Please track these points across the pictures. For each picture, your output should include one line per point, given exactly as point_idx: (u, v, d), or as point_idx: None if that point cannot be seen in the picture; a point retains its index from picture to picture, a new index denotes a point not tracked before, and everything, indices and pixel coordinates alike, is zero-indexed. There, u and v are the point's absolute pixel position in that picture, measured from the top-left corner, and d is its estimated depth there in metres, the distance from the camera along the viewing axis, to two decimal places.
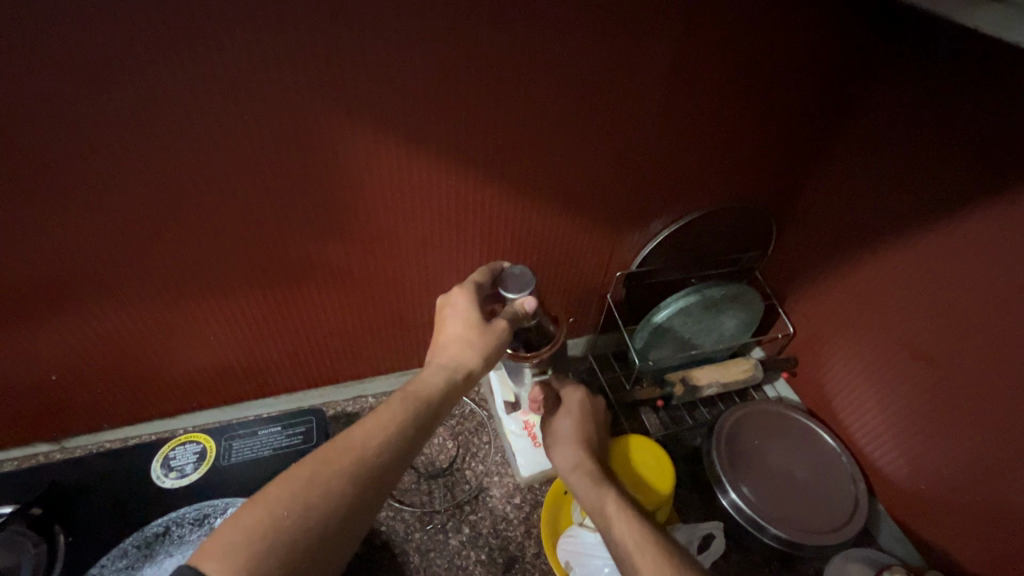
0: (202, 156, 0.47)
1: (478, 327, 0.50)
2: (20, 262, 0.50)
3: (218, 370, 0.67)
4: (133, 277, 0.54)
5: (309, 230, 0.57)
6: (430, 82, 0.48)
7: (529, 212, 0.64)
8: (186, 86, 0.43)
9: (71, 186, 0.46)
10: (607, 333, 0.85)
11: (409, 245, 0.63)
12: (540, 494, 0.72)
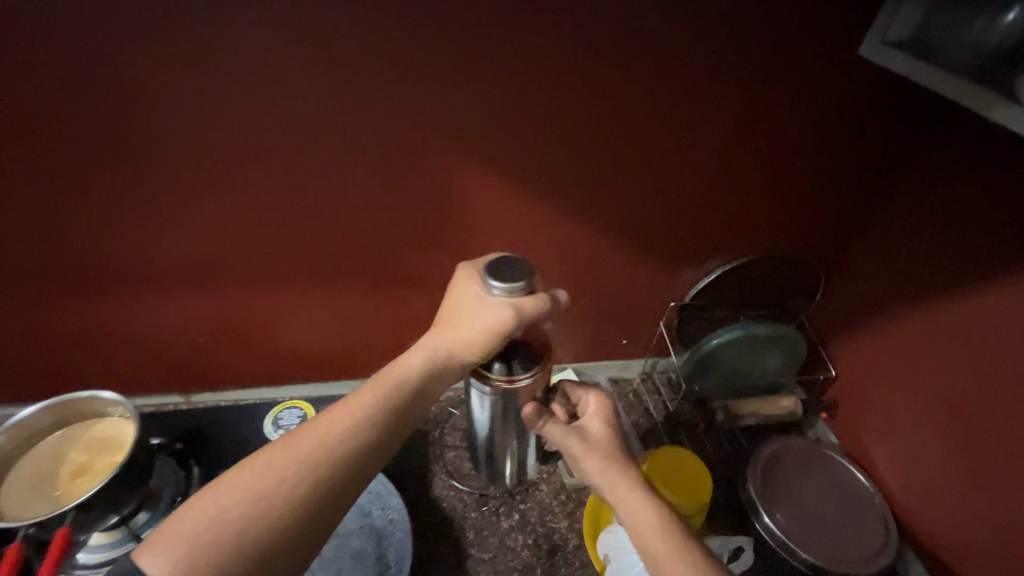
0: (355, 167, 0.61)
1: (456, 336, 0.55)
2: (208, 236, 0.65)
3: (323, 347, 0.80)
4: (281, 258, 0.68)
5: (417, 236, 0.69)
6: (534, 122, 0.61)
7: (597, 238, 0.74)
8: (358, 112, 0.57)
9: (257, 177, 0.61)
10: (656, 361, 0.92)
11: (494, 258, 0.74)
12: (584, 494, 0.79)
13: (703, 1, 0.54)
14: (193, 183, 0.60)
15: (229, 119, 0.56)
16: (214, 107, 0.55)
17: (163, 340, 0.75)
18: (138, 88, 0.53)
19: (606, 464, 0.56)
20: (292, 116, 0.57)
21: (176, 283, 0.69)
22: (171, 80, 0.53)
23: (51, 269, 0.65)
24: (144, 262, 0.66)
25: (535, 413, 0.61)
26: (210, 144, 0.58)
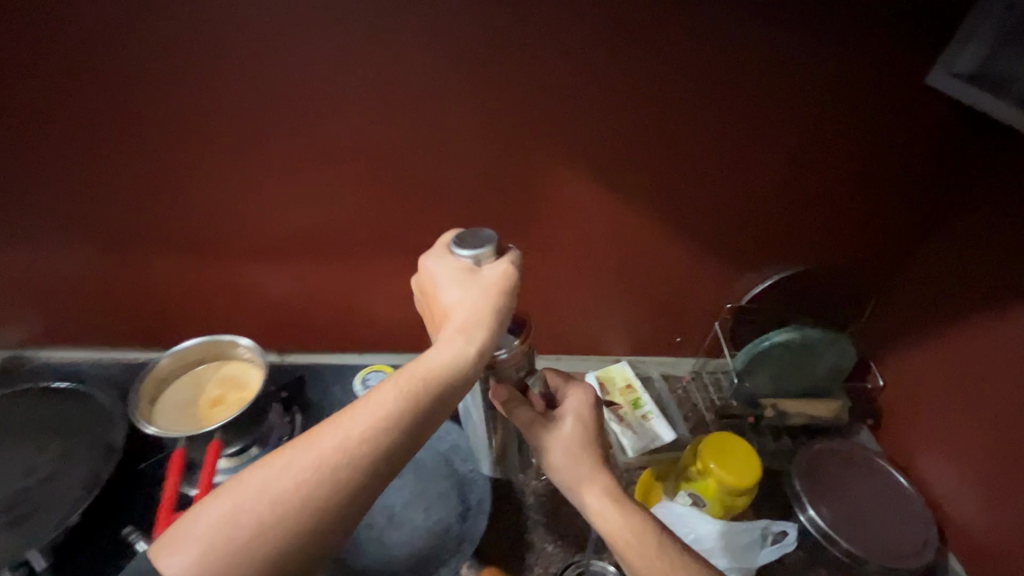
0: (461, 158, 0.71)
1: (469, 317, 0.47)
2: (328, 211, 0.75)
3: (406, 319, 0.89)
4: (384, 235, 0.78)
5: (505, 222, 0.78)
6: (620, 127, 0.69)
7: (664, 237, 0.81)
8: (471, 110, 0.67)
9: (380, 159, 0.70)
10: (708, 361, 0.98)
11: (569, 249, 0.82)
12: (635, 475, 0.85)
13: (782, 26, 0.62)
14: (326, 160, 0.70)
15: (367, 107, 0.66)
16: (357, 95, 0.65)
17: (272, 302, 0.85)
18: (299, 76, 0.63)
19: (581, 466, 0.56)
20: (419, 107, 0.66)
21: (294, 251, 0.79)
22: (328, 70, 0.63)
23: (196, 228, 0.76)
24: (271, 228, 0.76)
25: (510, 399, 0.60)
26: (348, 127, 0.68)
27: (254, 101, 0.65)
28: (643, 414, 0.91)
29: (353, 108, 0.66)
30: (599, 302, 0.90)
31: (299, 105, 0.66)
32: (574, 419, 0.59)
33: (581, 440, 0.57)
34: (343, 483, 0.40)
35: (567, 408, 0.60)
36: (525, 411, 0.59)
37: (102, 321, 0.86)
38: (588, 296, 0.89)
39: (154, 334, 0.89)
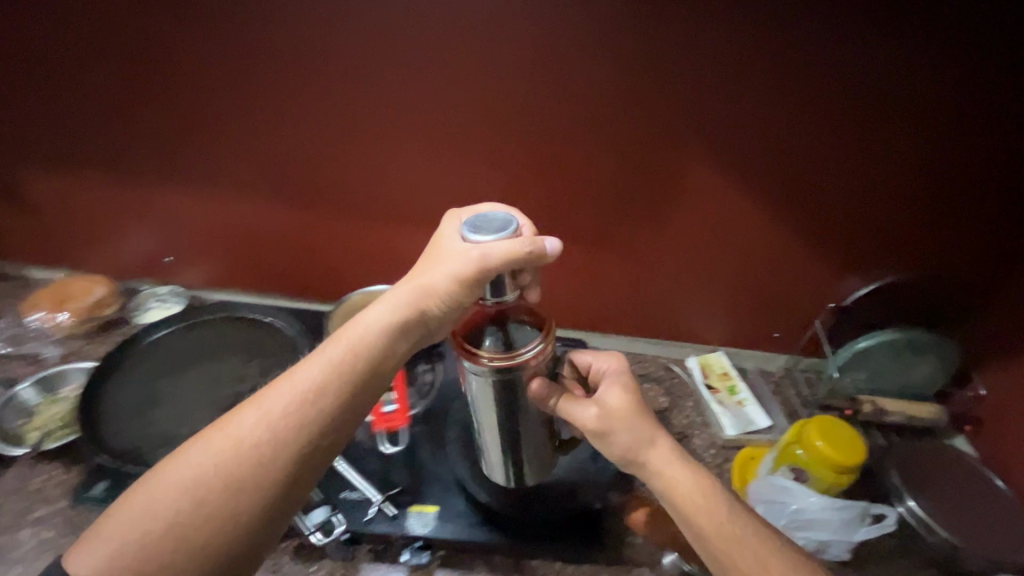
0: (606, 142, 0.83)
1: (437, 287, 0.52)
2: (487, 181, 0.89)
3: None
4: (526, 206, 0.90)
5: (630, 201, 0.88)
6: (753, 122, 0.78)
7: (775, 230, 0.89)
8: (624, 98, 0.78)
9: (533, 134, 0.83)
10: (805, 359, 1.03)
11: (686, 234, 0.91)
12: (730, 453, 0.92)
13: (917, 36, 0.70)
14: (487, 133, 0.84)
15: (531, 87, 0.79)
16: (526, 77, 0.78)
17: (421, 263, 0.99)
18: (481, 59, 0.78)
19: (638, 434, 0.54)
20: (575, 90, 0.79)
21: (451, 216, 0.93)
22: (506, 54, 0.77)
23: (375, 189, 0.91)
24: (427, 189, 0.90)
25: (542, 392, 0.56)
26: (511, 104, 0.81)
27: (440, 77, 0.80)
28: (739, 401, 0.98)
29: (520, 87, 0.79)
30: (704, 290, 0.98)
31: (476, 82, 0.80)
32: (620, 390, 0.57)
33: (632, 409, 0.55)
34: (287, 433, 0.45)
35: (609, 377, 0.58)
36: (570, 402, 0.56)
37: (270, 264, 1.02)
38: (695, 283, 0.97)
39: (309, 280, 1.04)
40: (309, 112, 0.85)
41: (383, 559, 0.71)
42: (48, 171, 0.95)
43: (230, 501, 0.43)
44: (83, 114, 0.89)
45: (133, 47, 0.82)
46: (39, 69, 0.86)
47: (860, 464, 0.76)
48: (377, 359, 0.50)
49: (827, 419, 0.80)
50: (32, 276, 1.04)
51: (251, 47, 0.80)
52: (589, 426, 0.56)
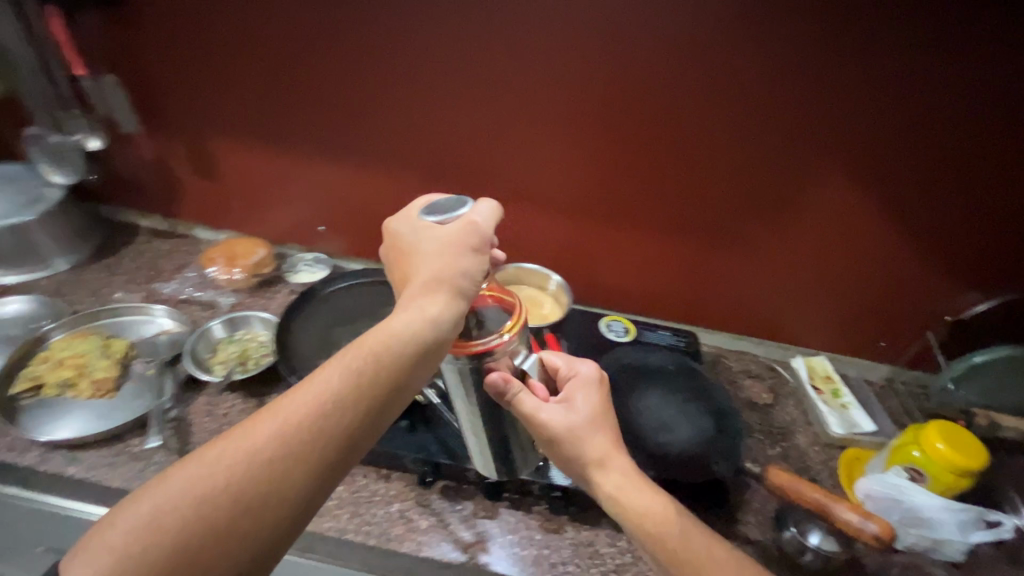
0: (740, 145, 0.87)
1: (448, 269, 0.53)
2: (619, 175, 0.95)
3: (640, 275, 1.06)
4: (652, 200, 0.96)
5: (760, 203, 0.92)
6: (891, 134, 0.81)
7: (898, 240, 0.91)
8: (764, 105, 0.83)
9: (679, 133, 0.88)
10: (910, 370, 1.05)
11: (805, 237, 0.94)
12: (836, 451, 0.94)
13: None
14: (634, 130, 0.89)
15: (686, 89, 0.84)
16: (682, 78, 0.83)
17: (543, 248, 1.06)
18: (642, 59, 0.83)
19: (602, 449, 0.59)
20: (728, 93, 0.83)
21: (580, 206, 1.00)
22: (668, 55, 0.82)
23: (512, 177, 0.98)
24: (567, 178, 0.97)
25: (512, 387, 0.56)
26: (663, 104, 0.86)
27: (600, 74, 0.85)
28: (843, 404, 1.01)
29: (675, 88, 0.84)
30: (815, 293, 1.01)
31: (634, 82, 0.85)
32: (582, 399, 0.60)
33: (593, 418, 0.60)
34: (308, 433, 0.45)
35: (575, 384, 0.61)
36: (529, 395, 0.57)
37: None
38: (806, 285, 1.00)
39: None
40: (470, 102, 0.91)
41: (520, 507, 0.78)
42: (205, 146, 1.01)
43: (264, 504, 0.42)
44: (248, 95, 0.94)
45: (310, 35, 0.88)
46: (209, 49, 0.90)
47: (983, 467, 0.78)
48: (403, 372, 0.49)
49: (944, 422, 0.83)
50: (196, 236, 1.16)
51: (426, 40, 0.87)
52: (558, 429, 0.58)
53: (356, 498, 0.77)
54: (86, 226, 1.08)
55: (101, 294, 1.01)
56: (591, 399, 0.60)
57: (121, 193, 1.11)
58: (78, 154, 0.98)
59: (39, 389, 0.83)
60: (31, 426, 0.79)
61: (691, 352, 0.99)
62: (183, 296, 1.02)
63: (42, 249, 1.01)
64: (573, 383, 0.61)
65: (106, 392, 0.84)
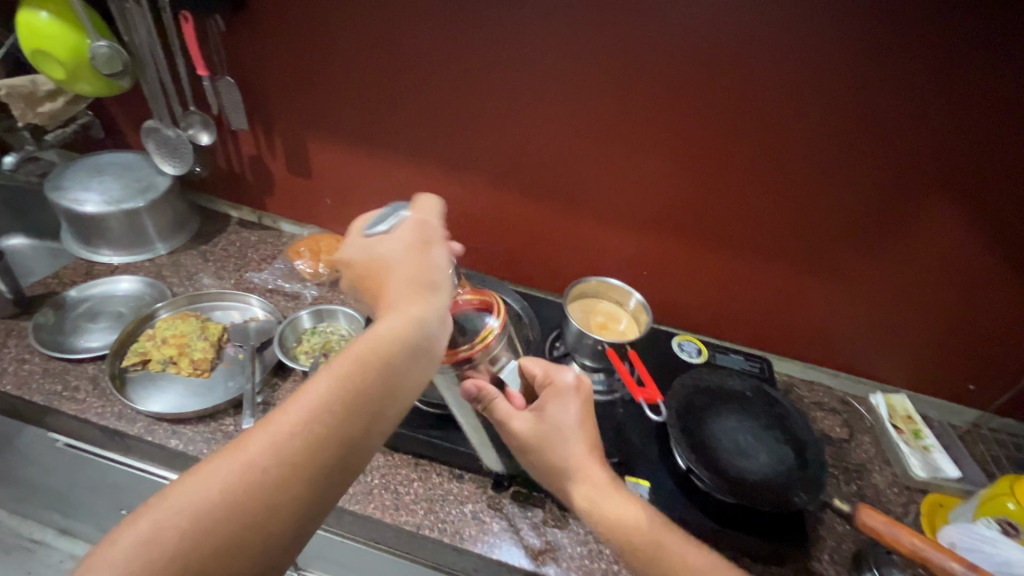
0: (838, 175, 0.84)
1: (415, 263, 0.55)
2: (705, 198, 0.94)
3: (715, 296, 1.06)
4: (735, 223, 0.95)
5: (853, 234, 0.89)
6: (1009, 174, 0.76)
7: (1003, 284, 0.86)
8: (870, 137, 0.79)
9: (775, 160, 0.86)
10: (999, 418, 1.00)
11: (896, 271, 0.91)
12: (915, 494, 0.91)
13: None
14: (727, 155, 0.88)
15: (789, 117, 0.81)
16: (787, 106, 0.81)
17: (618, 262, 1.07)
18: (747, 85, 0.81)
19: (579, 455, 0.61)
20: (834, 123, 0.80)
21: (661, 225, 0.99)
22: (774, 83, 0.79)
23: (595, 193, 0.99)
24: (651, 197, 0.97)
25: (490, 395, 0.61)
26: (762, 131, 0.84)
27: (700, 99, 0.84)
28: (925, 446, 0.96)
29: (777, 116, 0.82)
30: (900, 329, 0.97)
31: (734, 107, 0.83)
32: (557, 409, 0.63)
33: (569, 426, 0.62)
34: (306, 440, 0.44)
35: (550, 394, 0.64)
36: (505, 402, 0.62)
37: (478, 243, 1.14)
38: (892, 320, 0.97)
39: (511, 262, 1.15)
40: (562, 118, 0.92)
41: (588, 519, 0.78)
42: (305, 145, 1.06)
43: (265, 512, 0.42)
44: (353, 101, 0.99)
45: (415, 48, 0.91)
46: (321, 56, 0.95)
47: None
48: (394, 377, 0.49)
49: None
50: (282, 230, 1.22)
51: (526, 57, 0.87)
52: (534, 438, 0.61)
53: (431, 494, 0.79)
54: (186, 213, 1.16)
55: (197, 278, 1.08)
56: (564, 408, 0.63)
57: (219, 185, 1.18)
58: (190, 150, 1.04)
59: (144, 363, 0.89)
60: (136, 396, 0.85)
61: (767, 378, 0.97)
62: (270, 287, 1.08)
63: (149, 234, 1.09)
64: (548, 392, 0.64)
65: (202, 371, 0.89)
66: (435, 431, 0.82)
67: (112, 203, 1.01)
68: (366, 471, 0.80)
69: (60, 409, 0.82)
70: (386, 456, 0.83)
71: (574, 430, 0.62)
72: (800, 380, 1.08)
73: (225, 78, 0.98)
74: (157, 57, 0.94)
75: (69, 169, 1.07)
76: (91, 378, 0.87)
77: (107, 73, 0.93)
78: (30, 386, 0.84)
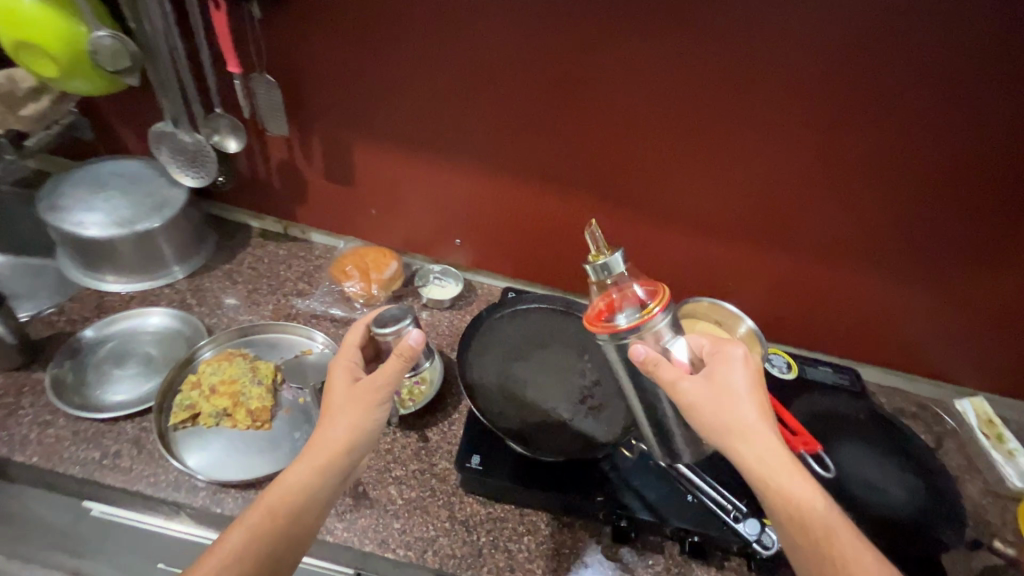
0: (950, 180, 0.76)
1: (352, 406, 0.57)
2: (799, 204, 0.84)
3: (798, 307, 0.99)
4: (826, 230, 0.87)
5: (970, 245, 0.83)
6: None
7: None
8: (997, 139, 0.71)
9: (902, 170, 0.77)
10: None
11: (993, 274, 0.85)
12: (1005, 502, 0.91)
13: None
14: (847, 164, 0.78)
15: (931, 124, 0.72)
16: (934, 112, 0.71)
17: (696, 274, 0.99)
18: (889, 92, 0.71)
19: (746, 412, 0.53)
20: (984, 132, 0.71)
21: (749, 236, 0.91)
22: (924, 88, 0.69)
23: (678, 203, 0.89)
24: (749, 209, 0.87)
25: (651, 360, 0.54)
26: (895, 139, 0.74)
27: (821, 100, 0.73)
28: (1010, 450, 0.96)
29: (919, 123, 0.72)
30: (991, 332, 0.92)
31: (856, 110, 0.73)
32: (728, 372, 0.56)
33: (741, 395, 0.54)
34: None
35: (716, 358, 0.57)
36: (672, 368, 0.54)
37: (537, 255, 1.02)
38: (982, 324, 0.91)
39: (574, 273, 1.03)
40: (657, 124, 0.80)
41: (710, 563, 0.73)
42: (350, 151, 0.93)
43: None
44: (403, 98, 0.85)
45: (492, 41, 0.77)
46: (376, 50, 0.81)
47: None
48: (294, 526, 0.54)
49: None
50: (312, 241, 1.08)
51: (622, 55, 0.75)
52: (700, 390, 0.54)
53: (545, 550, 0.72)
54: (203, 229, 1.00)
55: (227, 304, 0.95)
56: (733, 372, 0.55)
57: (239, 192, 1.03)
58: (214, 156, 0.89)
59: (193, 419, 0.77)
60: (190, 460, 0.73)
61: (861, 392, 0.90)
62: (315, 312, 0.95)
63: (165, 256, 0.94)
64: (712, 357, 0.57)
65: (262, 423, 0.78)
66: (543, 483, 0.73)
67: (123, 223, 0.86)
68: (470, 529, 0.73)
69: (103, 483, 0.70)
70: (487, 508, 0.75)
71: (743, 389, 0.55)
72: (878, 386, 1.06)
73: (263, 76, 0.84)
74: (176, 49, 0.79)
75: (62, 183, 0.90)
76: (133, 440, 0.75)
77: (110, 70, 0.75)
78: (61, 457, 0.72)
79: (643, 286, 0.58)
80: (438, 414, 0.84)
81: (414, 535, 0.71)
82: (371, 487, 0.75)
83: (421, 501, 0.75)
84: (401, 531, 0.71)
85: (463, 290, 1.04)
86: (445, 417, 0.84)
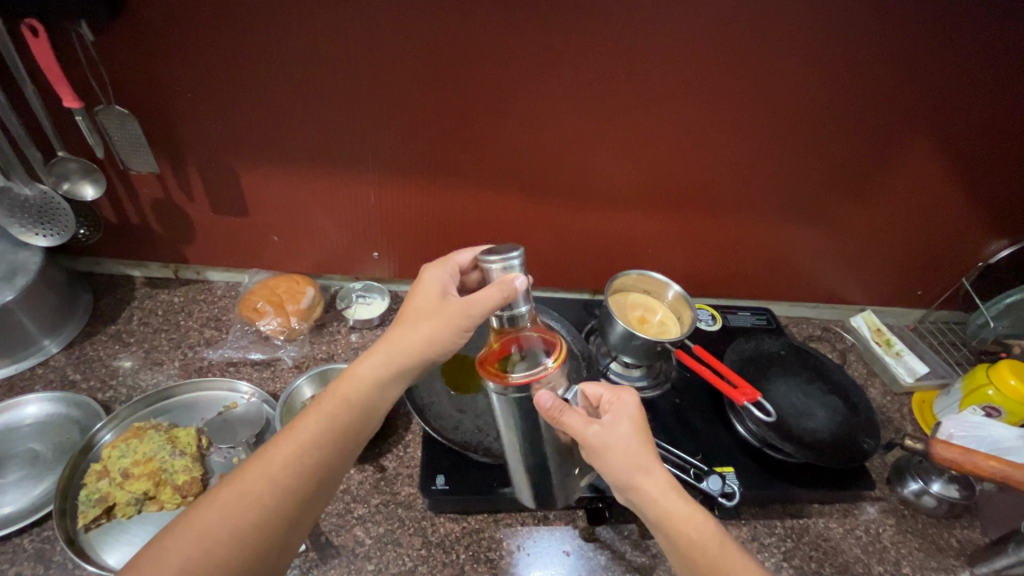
0: (811, 127, 0.84)
1: (443, 313, 0.56)
2: (694, 167, 0.89)
3: (711, 262, 1.06)
4: (721, 187, 0.92)
5: (836, 182, 0.93)
6: (945, 105, 0.82)
7: (941, 198, 0.95)
8: (839, 87, 0.80)
9: (782, 125, 0.84)
10: (940, 311, 1.15)
11: (855, 201, 0.96)
12: (901, 399, 1.04)
13: None
14: (735, 124, 0.84)
15: (800, 80, 0.79)
16: (791, 68, 0.77)
17: (616, 250, 1.02)
18: (761, 56, 0.76)
19: (644, 455, 0.53)
20: (841, 83, 0.79)
21: (658, 206, 0.95)
22: (786, 48, 0.75)
23: (587, 184, 0.90)
24: (655, 178, 0.90)
25: (557, 408, 0.53)
26: (769, 97, 0.80)
27: (694, 68, 0.77)
28: (897, 352, 1.09)
29: (789, 79, 0.79)
30: (862, 251, 1.05)
31: (726, 74, 0.78)
32: (622, 422, 0.54)
33: (637, 442, 0.53)
34: (274, 486, 0.49)
35: (614, 407, 0.55)
36: (573, 414, 0.53)
37: None
38: (854, 246, 1.04)
39: None
40: (550, 109, 0.80)
41: None
42: (230, 177, 0.84)
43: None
44: (276, 115, 0.77)
45: (368, 43, 0.71)
46: (239, 65, 0.72)
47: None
48: (368, 409, 0.55)
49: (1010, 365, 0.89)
50: (210, 280, 0.98)
51: (500, 46, 0.73)
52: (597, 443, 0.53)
53: (526, 552, 0.71)
54: (72, 290, 0.87)
55: (122, 370, 0.83)
56: (623, 421, 0.54)
57: (108, 242, 0.90)
58: (67, 205, 0.77)
59: (108, 512, 0.67)
60: (116, 561, 0.64)
61: (775, 329, 1.00)
62: (231, 359, 0.87)
63: (30, 333, 0.80)
64: (611, 407, 0.56)
65: (192, 495, 0.69)
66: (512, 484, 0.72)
67: None
68: (449, 549, 0.70)
69: None
70: (461, 523, 0.73)
71: (638, 439, 0.54)
72: (788, 318, 1.17)
73: (108, 108, 0.73)
74: None
75: None
76: (35, 555, 0.64)
77: None
78: None
79: (547, 337, 0.57)
80: (391, 439, 0.81)
81: (391, 571, 0.68)
82: (334, 533, 0.70)
83: (392, 533, 0.71)
84: (377, 571, 0.67)
85: (390, 303, 1.00)
86: (398, 441, 0.81)
